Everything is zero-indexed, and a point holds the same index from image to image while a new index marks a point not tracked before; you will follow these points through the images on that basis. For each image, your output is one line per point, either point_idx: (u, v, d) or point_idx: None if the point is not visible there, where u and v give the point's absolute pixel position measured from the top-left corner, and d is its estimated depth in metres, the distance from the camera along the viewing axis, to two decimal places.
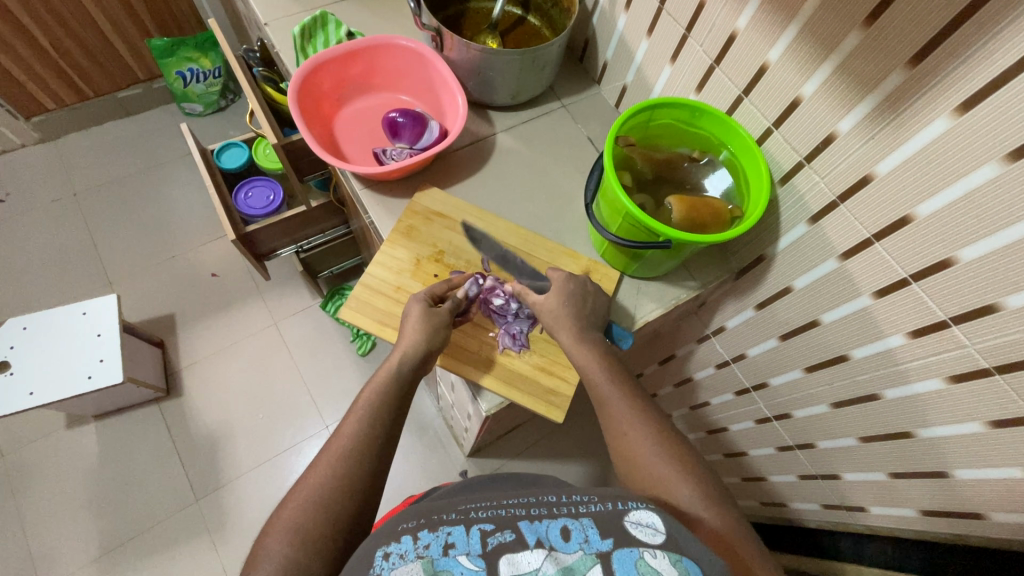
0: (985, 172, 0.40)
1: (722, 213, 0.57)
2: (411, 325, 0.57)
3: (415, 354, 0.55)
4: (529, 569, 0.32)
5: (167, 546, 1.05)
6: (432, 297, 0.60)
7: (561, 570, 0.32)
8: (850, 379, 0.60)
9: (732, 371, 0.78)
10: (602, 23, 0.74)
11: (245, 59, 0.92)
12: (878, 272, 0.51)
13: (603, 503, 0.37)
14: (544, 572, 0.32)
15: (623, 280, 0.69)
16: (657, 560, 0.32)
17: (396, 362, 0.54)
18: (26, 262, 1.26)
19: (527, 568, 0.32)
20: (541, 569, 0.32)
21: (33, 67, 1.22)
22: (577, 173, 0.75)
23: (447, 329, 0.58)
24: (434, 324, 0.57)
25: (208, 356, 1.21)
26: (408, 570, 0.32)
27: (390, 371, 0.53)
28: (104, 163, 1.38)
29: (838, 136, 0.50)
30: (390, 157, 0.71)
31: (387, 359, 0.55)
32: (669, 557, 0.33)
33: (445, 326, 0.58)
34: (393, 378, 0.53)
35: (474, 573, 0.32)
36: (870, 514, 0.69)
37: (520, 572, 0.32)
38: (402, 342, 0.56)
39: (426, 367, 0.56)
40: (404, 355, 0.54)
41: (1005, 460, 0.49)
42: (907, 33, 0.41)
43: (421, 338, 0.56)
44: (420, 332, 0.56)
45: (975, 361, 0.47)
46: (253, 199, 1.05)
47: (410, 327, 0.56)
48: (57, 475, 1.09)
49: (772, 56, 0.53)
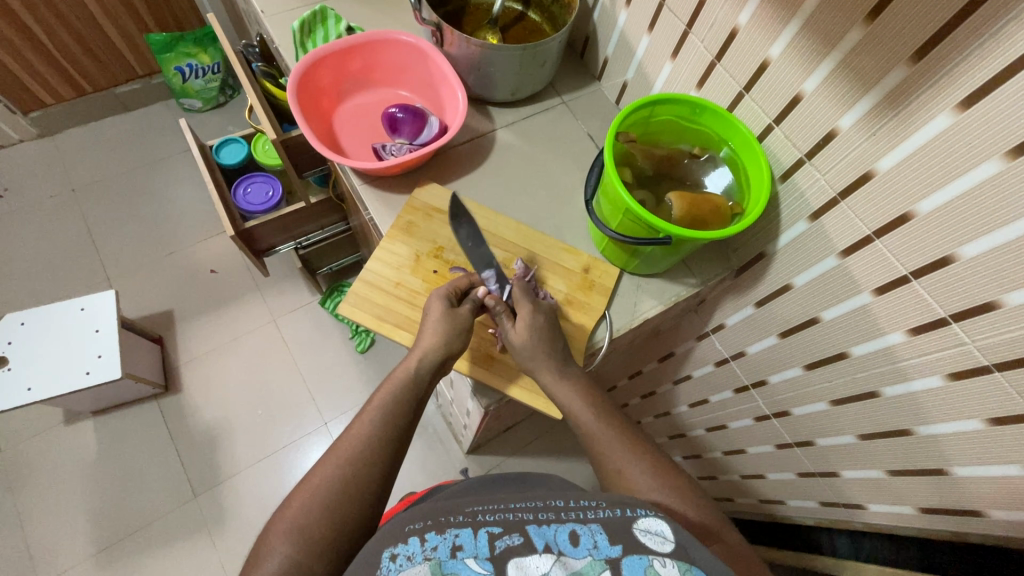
0: (987, 169, 0.40)
1: (723, 210, 0.58)
2: (432, 324, 0.55)
3: (435, 357, 0.54)
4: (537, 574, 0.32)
5: (166, 541, 1.05)
6: (452, 293, 0.59)
7: None
8: (849, 377, 0.60)
9: (731, 368, 0.78)
10: (603, 19, 0.74)
11: (245, 53, 0.89)
12: (878, 269, 0.51)
13: (611, 509, 0.37)
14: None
15: (622, 277, 0.69)
16: (666, 568, 0.32)
17: (412, 364, 0.53)
18: (24, 256, 1.26)
19: (535, 572, 0.32)
20: (550, 573, 0.32)
21: (30, 62, 1.21)
22: (577, 169, 0.74)
23: (467, 331, 0.57)
24: (456, 325, 0.56)
25: (207, 352, 1.21)
26: (415, 572, 0.32)
27: (406, 372, 0.53)
28: (103, 159, 1.38)
29: (839, 133, 0.50)
30: (390, 152, 0.70)
31: (403, 360, 0.54)
32: (679, 565, 0.33)
33: (466, 326, 0.57)
34: (415, 373, 0.53)
35: None
36: (868, 512, 0.69)
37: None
38: (420, 343, 0.55)
39: (443, 369, 0.55)
40: (424, 358, 0.53)
41: (1004, 458, 0.49)
42: (909, 30, 0.41)
43: (442, 337, 0.55)
44: (440, 335, 0.55)
45: (975, 359, 0.47)
46: (252, 195, 1.04)
47: (430, 329, 0.55)
48: (56, 470, 1.09)
49: (773, 52, 0.53)
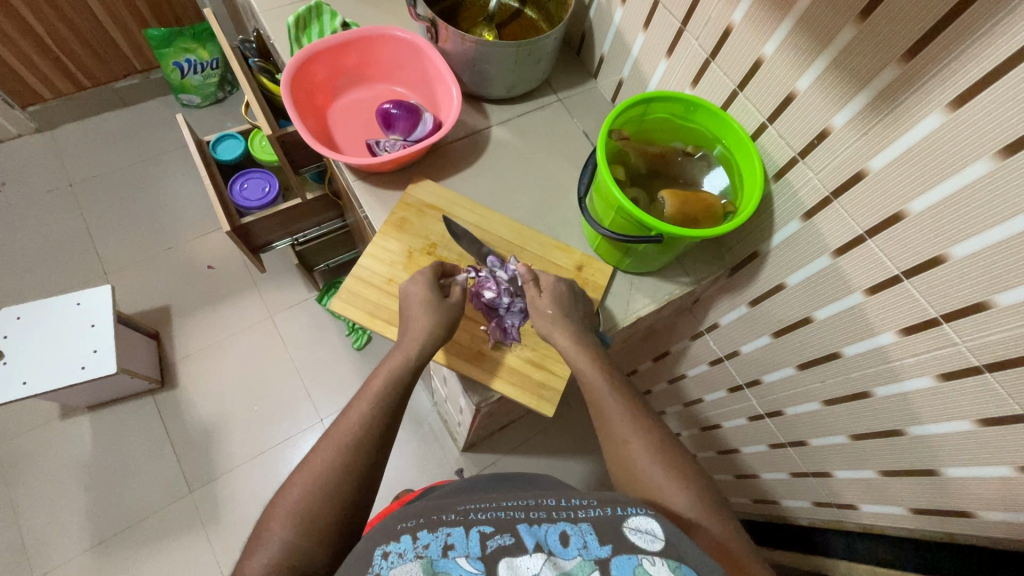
0: (978, 169, 0.40)
1: (715, 209, 0.58)
2: (426, 320, 0.55)
3: (428, 352, 0.54)
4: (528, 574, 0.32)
5: (162, 536, 1.05)
6: (436, 274, 0.61)
7: None
8: (843, 377, 0.59)
9: (725, 367, 0.78)
10: (600, 16, 0.74)
11: (242, 49, 0.91)
12: (871, 268, 0.51)
13: (602, 508, 0.37)
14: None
15: (616, 275, 0.68)
16: (656, 567, 0.32)
17: (406, 358, 0.53)
18: (20, 251, 1.26)
19: (526, 573, 0.32)
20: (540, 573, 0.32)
21: (29, 56, 1.21)
22: (572, 166, 0.74)
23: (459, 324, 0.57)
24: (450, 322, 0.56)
25: (203, 348, 1.21)
26: (407, 570, 0.32)
27: (399, 368, 0.52)
28: (101, 154, 1.38)
29: (832, 132, 0.50)
30: (384, 148, 0.70)
31: (394, 355, 0.54)
32: (668, 564, 0.33)
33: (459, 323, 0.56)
34: (411, 363, 0.53)
35: None
36: (861, 512, 0.69)
37: None
38: (414, 338, 0.55)
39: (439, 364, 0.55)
40: (416, 349, 0.53)
41: (997, 459, 0.49)
42: (903, 27, 0.41)
43: (433, 334, 0.55)
44: (432, 326, 0.55)
45: (966, 359, 0.47)
46: (249, 191, 1.04)
47: (422, 318, 0.55)
48: (51, 464, 1.09)
49: (767, 50, 0.52)
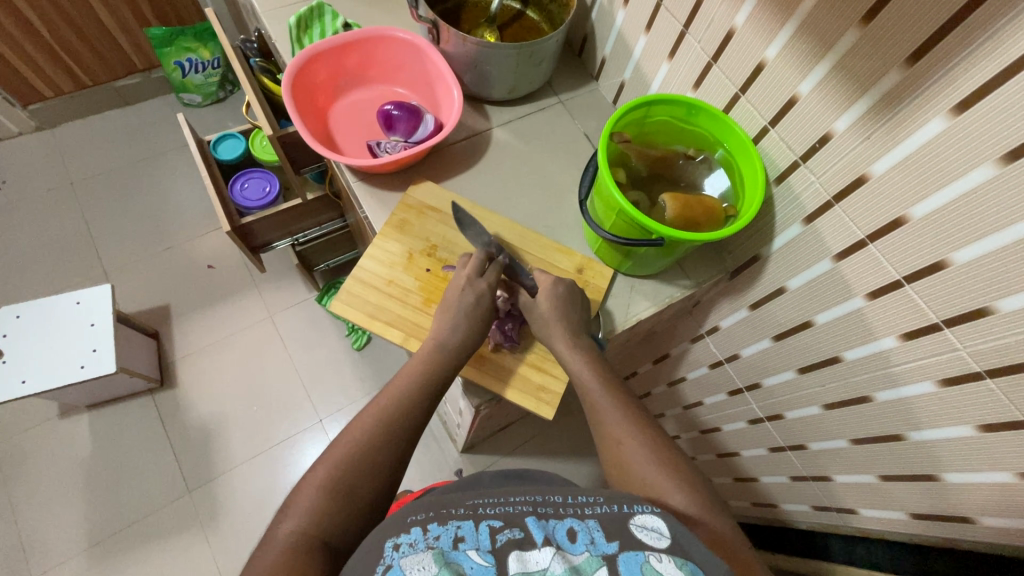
0: (980, 175, 0.40)
1: (716, 212, 0.57)
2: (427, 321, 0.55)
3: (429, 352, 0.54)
4: (537, 569, 0.32)
5: (160, 535, 1.05)
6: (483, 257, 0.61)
7: (570, 570, 0.32)
8: (843, 381, 0.59)
9: (725, 371, 0.77)
10: (601, 18, 0.73)
11: (243, 50, 0.91)
12: (872, 273, 0.51)
13: (608, 504, 0.37)
14: (553, 572, 0.32)
15: (616, 278, 0.68)
16: (662, 564, 0.32)
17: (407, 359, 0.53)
18: (20, 249, 1.25)
19: (535, 567, 0.32)
20: (550, 568, 0.32)
21: (29, 54, 1.21)
22: (573, 168, 0.74)
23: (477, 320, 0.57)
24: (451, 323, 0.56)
25: (202, 348, 1.21)
26: (419, 559, 0.32)
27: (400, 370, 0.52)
28: (101, 153, 1.38)
29: (833, 136, 0.49)
30: (384, 149, 0.70)
31: None
32: (675, 561, 0.32)
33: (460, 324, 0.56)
34: (412, 364, 0.52)
35: (484, 569, 0.32)
36: (860, 517, 0.69)
37: (529, 571, 0.32)
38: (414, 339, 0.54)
39: None
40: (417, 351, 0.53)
41: (998, 465, 0.49)
42: (906, 31, 0.41)
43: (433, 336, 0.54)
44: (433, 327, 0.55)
45: (967, 365, 0.46)
46: (249, 191, 1.04)
47: None
48: (50, 463, 1.09)
49: (769, 53, 0.52)
